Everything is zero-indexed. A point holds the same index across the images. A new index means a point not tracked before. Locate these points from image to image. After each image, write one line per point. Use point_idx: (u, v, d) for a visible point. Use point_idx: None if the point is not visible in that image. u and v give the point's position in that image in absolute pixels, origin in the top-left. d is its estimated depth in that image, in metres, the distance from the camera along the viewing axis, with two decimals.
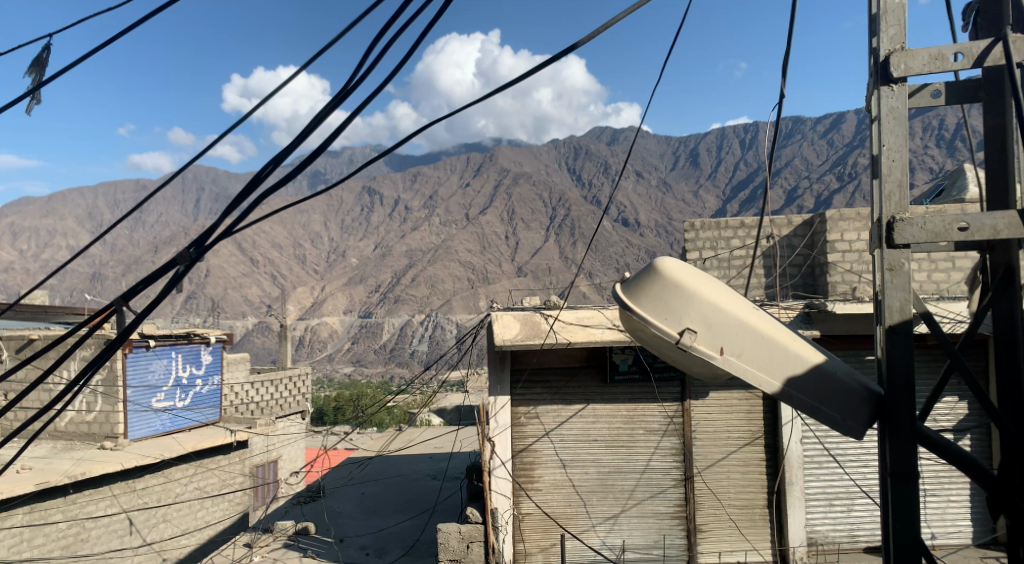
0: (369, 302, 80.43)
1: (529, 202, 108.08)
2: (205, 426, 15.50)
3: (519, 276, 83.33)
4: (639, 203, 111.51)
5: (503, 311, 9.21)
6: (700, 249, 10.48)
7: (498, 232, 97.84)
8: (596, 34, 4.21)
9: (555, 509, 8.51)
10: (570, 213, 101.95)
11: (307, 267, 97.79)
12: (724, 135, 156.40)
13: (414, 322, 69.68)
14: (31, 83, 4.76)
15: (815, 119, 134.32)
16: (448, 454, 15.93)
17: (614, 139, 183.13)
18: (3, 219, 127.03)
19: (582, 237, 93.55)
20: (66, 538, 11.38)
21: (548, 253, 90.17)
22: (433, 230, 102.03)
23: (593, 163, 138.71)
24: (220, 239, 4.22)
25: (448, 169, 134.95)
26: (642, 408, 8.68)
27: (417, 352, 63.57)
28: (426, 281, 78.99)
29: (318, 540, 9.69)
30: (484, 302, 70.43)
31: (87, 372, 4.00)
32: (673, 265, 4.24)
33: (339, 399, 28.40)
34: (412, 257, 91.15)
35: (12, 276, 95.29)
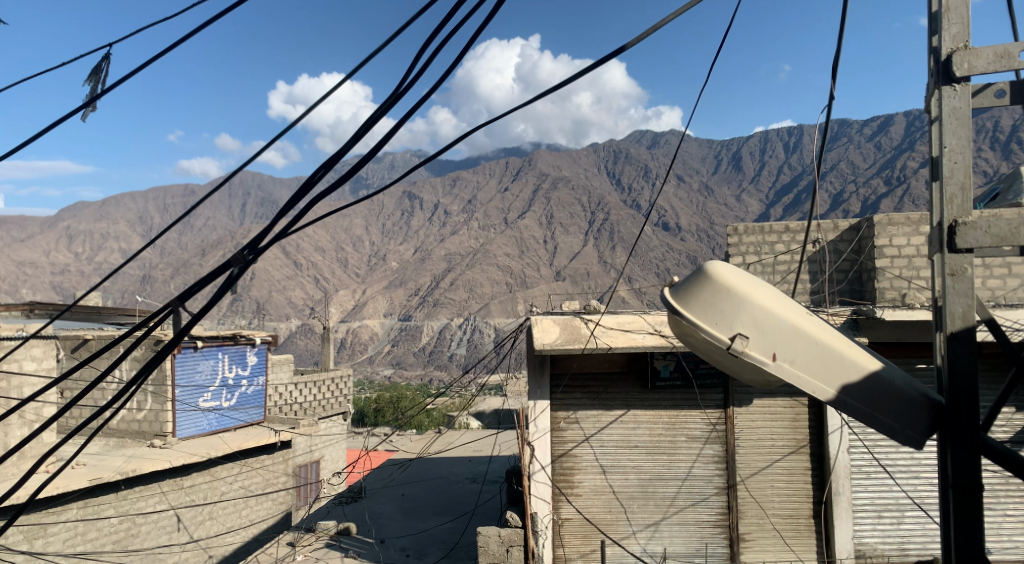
0: (409, 305, 81.06)
1: (567, 206, 108.04)
2: (250, 426, 15.80)
3: (558, 280, 83.22)
4: (680, 208, 110.49)
5: (543, 316, 9.17)
6: (744, 253, 10.35)
7: (536, 236, 97.99)
8: (640, 38, 4.24)
9: (596, 514, 8.46)
10: (609, 218, 101.63)
11: (349, 270, 99.22)
12: (767, 138, 153.96)
13: (453, 326, 70.30)
14: (92, 89, 4.98)
15: (862, 122, 131.48)
16: (488, 457, 15.98)
17: (654, 145, 181.83)
18: (60, 223, 131.83)
19: (622, 242, 93.18)
20: (117, 533, 11.71)
21: (586, 258, 89.98)
22: (472, 235, 102.55)
23: (633, 167, 137.94)
24: (272, 243, 4.33)
25: (487, 174, 135.71)
26: (684, 415, 8.59)
27: (456, 355, 64.10)
28: (465, 285, 79.40)
29: (360, 540, 9.82)
30: (523, 307, 70.56)
31: (149, 369, 4.13)
32: (723, 268, 4.21)
33: (380, 400, 28.79)
34: (452, 261, 91.80)
35: (68, 278, 98.81)
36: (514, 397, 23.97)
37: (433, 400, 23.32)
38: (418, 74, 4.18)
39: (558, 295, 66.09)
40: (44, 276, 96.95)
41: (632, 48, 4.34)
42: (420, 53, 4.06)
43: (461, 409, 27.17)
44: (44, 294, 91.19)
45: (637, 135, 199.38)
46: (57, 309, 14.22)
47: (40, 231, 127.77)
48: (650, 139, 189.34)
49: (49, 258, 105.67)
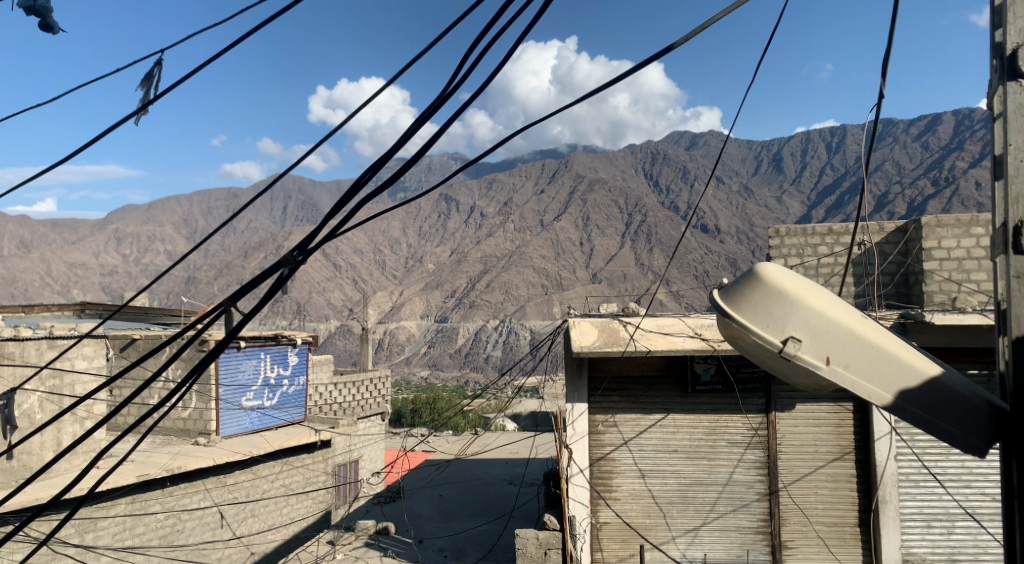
0: (445, 307, 81.47)
1: (603, 208, 107.65)
2: (291, 425, 16.01)
3: (593, 282, 83.06)
4: (718, 210, 109.25)
5: (579, 318, 9.17)
6: (786, 255, 10.20)
7: (572, 238, 97.83)
8: (688, 37, 4.19)
9: (635, 518, 8.40)
10: (646, 221, 100.99)
11: (386, 272, 100.17)
12: (809, 139, 151.53)
13: (489, 328, 70.56)
14: (146, 95, 5.10)
15: (909, 121, 128.67)
16: (526, 459, 15.96)
17: (692, 146, 179.98)
18: (109, 225, 135.78)
19: (660, 245, 92.55)
20: (163, 528, 11.95)
21: (623, 260, 89.57)
22: (508, 237, 102.75)
23: (670, 169, 136.69)
24: (323, 244, 4.42)
25: (523, 176, 135.74)
26: (725, 419, 8.49)
27: (492, 357, 64.52)
28: (501, 287, 79.50)
29: (399, 540, 9.88)
30: (560, 308, 70.50)
31: (205, 366, 4.21)
32: (775, 270, 4.15)
33: (416, 402, 29.01)
34: (487, 263, 91.84)
35: (116, 279, 101.74)
36: (552, 399, 23.96)
37: (471, 402, 23.42)
38: (464, 78, 4.19)
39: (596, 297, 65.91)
40: (94, 277, 99.72)
41: (681, 45, 4.28)
42: (468, 54, 4.05)
43: (497, 410, 27.28)
44: (93, 294, 93.99)
45: (675, 135, 197.68)
46: (107, 309, 14.62)
47: (90, 233, 131.68)
48: (688, 140, 187.59)
49: (98, 259, 108.78)
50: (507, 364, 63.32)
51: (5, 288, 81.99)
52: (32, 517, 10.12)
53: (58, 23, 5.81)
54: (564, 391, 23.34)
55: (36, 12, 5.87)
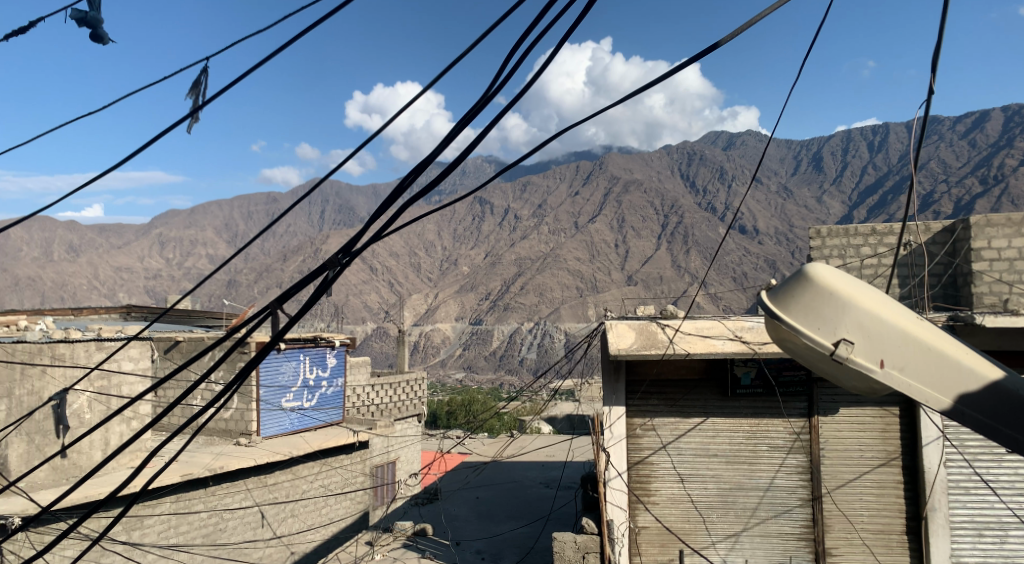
0: (480, 309, 81.64)
1: (639, 210, 107.10)
2: (330, 426, 16.19)
3: (629, 284, 82.80)
4: (757, 211, 107.66)
5: (617, 319, 9.12)
6: (827, 256, 10.03)
7: (607, 240, 97.41)
8: (738, 33, 4.09)
9: (674, 523, 8.32)
10: (682, 222, 100.08)
11: (422, 274, 100.86)
12: (850, 138, 148.89)
13: (523, 330, 70.65)
14: (194, 102, 5.21)
15: (955, 119, 125.71)
16: (563, 462, 15.93)
17: (729, 147, 177.71)
18: (152, 230, 139.18)
19: (697, 247, 91.88)
20: (206, 527, 12.15)
21: (659, 262, 88.97)
22: (542, 239, 102.73)
23: (707, 169, 135.15)
24: (367, 247, 4.47)
25: (558, 178, 135.56)
26: (766, 423, 8.37)
27: (527, 360, 64.84)
28: (535, 289, 79.49)
29: (436, 542, 9.91)
30: (595, 311, 70.28)
31: (255, 365, 4.28)
32: (828, 271, 4.13)
33: (452, 403, 29.18)
34: (522, 265, 91.79)
35: (160, 282, 104.12)
36: (588, 403, 23.88)
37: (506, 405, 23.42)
38: (505, 79, 4.17)
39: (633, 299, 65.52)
40: (138, 280, 102.27)
41: (724, 43, 4.22)
42: (513, 55, 4.05)
43: (533, 413, 27.27)
44: (138, 297, 96.34)
45: (711, 136, 195.86)
46: (154, 311, 15.01)
47: (134, 237, 135.13)
48: (726, 141, 185.37)
49: (143, 263, 111.44)
50: (543, 366, 63.50)
51: (55, 291, 84.58)
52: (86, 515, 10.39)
53: (108, 34, 5.99)
54: (599, 395, 23.22)
55: (86, 23, 6.06)
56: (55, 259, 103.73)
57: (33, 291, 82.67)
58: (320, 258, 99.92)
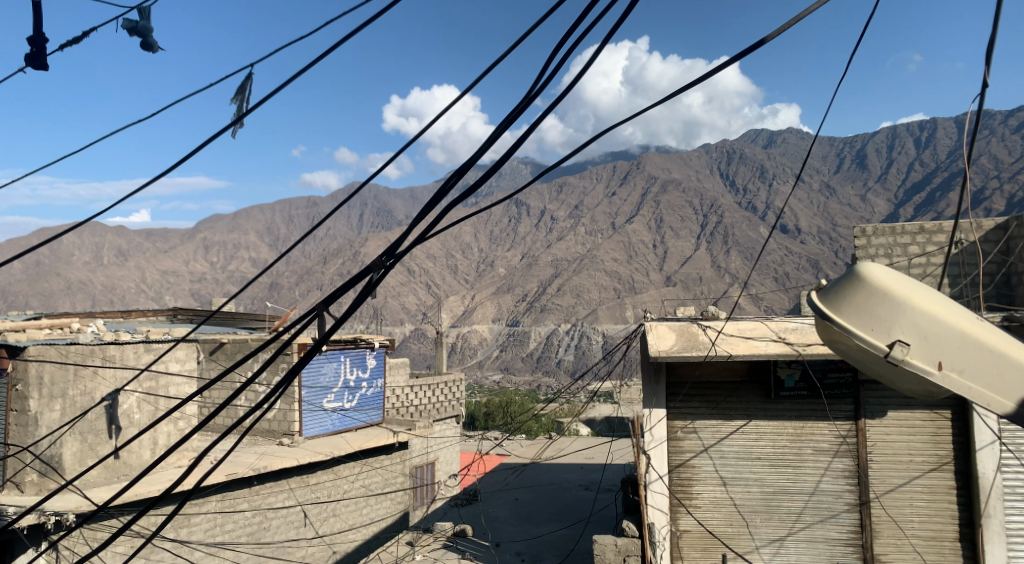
0: (517, 310, 81.68)
1: (677, 210, 106.12)
2: (370, 426, 16.37)
3: (668, 285, 82.11)
4: (798, 210, 105.77)
5: (657, 321, 9.10)
6: (873, 255, 9.84)
7: (645, 240, 96.71)
8: (785, 30, 4.05)
9: (717, 527, 8.32)
10: (721, 222, 98.96)
11: (459, 276, 101.26)
12: (896, 134, 145.22)
13: (561, 332, 70.67)
14: (239, 109, 5.31)
15: (1008, 113, 121.71)
16: (602, 465, 15.88)
17: (770, 144, 174.86)
18: (197, 234, 142.46)
19: (737, 247, 90.71)
20: (250, 526, 12.37)
21: (699, 262, 88.04)
22: (579, 240, 102.40)
23: (747, 168, 133.35)
24: (411, 248, 4.51)
25: (594, 178, 135.00)
26: (810, 427, 8.35)
27: (564, 361, 64.95)
28: (572, 290, 79.27)
29: (476, 543, 9.95)
30: (633, 312, 70.02)
31: (305, 365, 4.35)
32: (883, 275, 4.59)
33: (490, 405, 29.25)
34: (559, 267, 91.66)
35: (205, 285, 106.51)
36: (626, 406, 23.81)
37: (545, 406, 23.39)
38: (548, 81, 4.16)
39: (673, 300, 64.98)
40: (184, 283, 104.77)
41: (771, 41, 4.17)
42: (556, 56, 4.02)
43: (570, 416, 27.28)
44: (184, 300, 98.68)
45: (751, 134, 192.94)
46: (200, 313, 15.34)
47: (180, 241, 138.47)
48: (766, 139, 182.55)
49: (188, 266, 114.09)
50: (580, 368, 63.54)
51: (105, 294, 87.28)
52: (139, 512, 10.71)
53: (158, 43, 6.19)
54: (638, 397, 23.15)
55: (138, 32, 6.26)
56: (106, 262, 107.06)
57: (84, 295, 85.42)
58: (359, 260, 101.10)
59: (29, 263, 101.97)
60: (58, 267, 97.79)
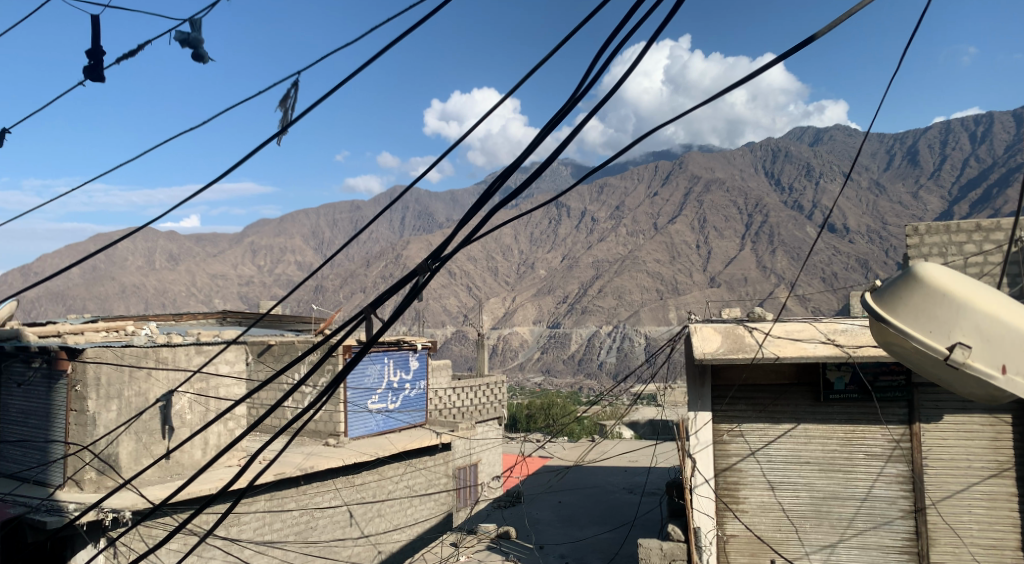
0: (558, 312, 81.49)
1: (721, 209, 104.80)
2: (413, 427, 16.50)
3: (712, 287, 81.05)
4: (847, 209, 103.23)
5: (702, 322, 9.05)
6: (926, 254, 9.57)
7: (688, 241, 95.63)
8: (836, 25, 4.01)
9: (765, 532, 8.36)
10: (766, 221, 97.33)
11: (500, 278, 101.15)
12: (950, 129, 140.62)
13: (602, 334, 70.51)
14: (282, 116, 5.42)
15: None
16: (646, 469, 15.71)
17: (816, 142, 171.13)
18: (244, 238, 145.58)
19: (782, 248, 89.26)
20: (299, 524, 12.62)
21: (744, 262, 86.72)
22: (620, 241, 101.62)
23: (793, 167, 130.87)
24: (457, 251, 4.54)
25: (635, 179, 134.05)
26: (862, 430, 8.32)
27: (606, 364, 64.92)
28: (614, 292, 78.81)
29: (520, 545, 10.01)
30: (676, 314, 69.44)
31: (355, 367, 4.35)
32: (938, 275, 4.81)
33: (532, 407, 29.29)
34: (600, 268, 91.24)
35: (253, 289, 108.95)
36: (670, 408, 23.62)
37: (587, 408, 23.31)
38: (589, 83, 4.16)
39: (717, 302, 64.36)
40: (232, 286, 107.24)
41: (823, 36, 4.15)
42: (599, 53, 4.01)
43: (613, 419, 27.18)
44: (232, 303, 100.96)
45: (797, 133, 188.86)
46: (249, 315, 15.70)
47: (228, 245, 141.86)
48: (812, 137, 178.79)
49: (237, 270, 116.60)
50: (623, 370, 63.34)
51: (157, 298, 89.79)
52: (194, 509, 11.02)
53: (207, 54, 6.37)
54: (682, 399, 22.96)
55: (190, 44, 6.45)
56: (158, 267, 110.30)
57: (137, 299, 88.20)
58: (401, 263, 102.03)
59: (86, 268, 105.66)
60: (113, 272, 101.16)
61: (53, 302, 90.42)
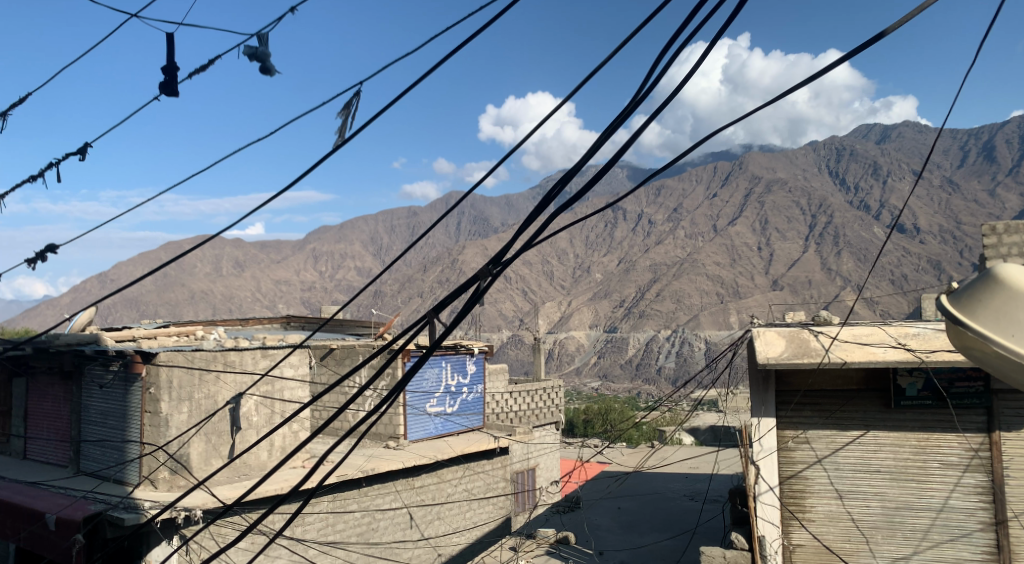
0: (614, 315, 80.83)
1: (784, 210, 102.47)
2: (471, 431, 16.62)
3: (774, 290, 79.22)
4: (918, 208, 99.28)
5: (765, 326, 8.84)
6: (1005, 255, 9.15)
7: (749, 244, 93.80)
8: (904, 21, 3.97)
9: (834, 542, 8.16)
10: (832, 222, 94.66)
11: (555, 282, 100.82)
12: None
13: (660, 338, 69.88)
14: (344, 126, 5.56)
15: None
16: (708, 474, 15.46)
17: (883, 139, 165.14)
18: (306, 245, 149.36)
19: (849, 249, 86.55)
20: (360, 527, 12.84)
21: (807, 265, 84.36)
22: (679, 244, 100.16)
23: (859, 165, 126.56)
24: (518, 254, 4.56)
25: (693, 180, 132.08)
26: (937, 438, 8.02)
27: (665, 368, 64.37)
28: (672, 297, 77.76)
29: (579, 550, 9.99)
30: (738, 318, 68.27)
31: (417, 372, 4.38)
32: (1014, 276, 4.68)
33: (588, 412, 29.23)
34: (657, 271, 90.10)
35: (314, 294, 111.70)
36: (732, 414, 23.14)
37: (646, 414, 23.16)
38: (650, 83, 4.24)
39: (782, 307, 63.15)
40: (296, 292, 110.33)
41: (891, 32, 4.09)
42: (661, 54, 4.08)
43: (673, 425, 26.82)
44: (295, 308, 103.69)
45: (865, 130, 182.66)
46: (310, 319, 16.06)
47: (291, 252, 145.73)
48: (879, 135, 172.75)
49: (300, 276, 119.70)
50: (682, 376, 62.66)
51: (224, 303, 93.03)
52: (264, 510, 11.40)
53: (273, 66, 6.59)
54: (745, 405, 22.51)
55: (258, 57, 6.68)
56: (225, 273, 114.03)
57: (206, 304, 91.57)
58: (458, 268, 102.87)
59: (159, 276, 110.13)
60: (183, 278, 105.29)
61: (128, 307, 94.71)
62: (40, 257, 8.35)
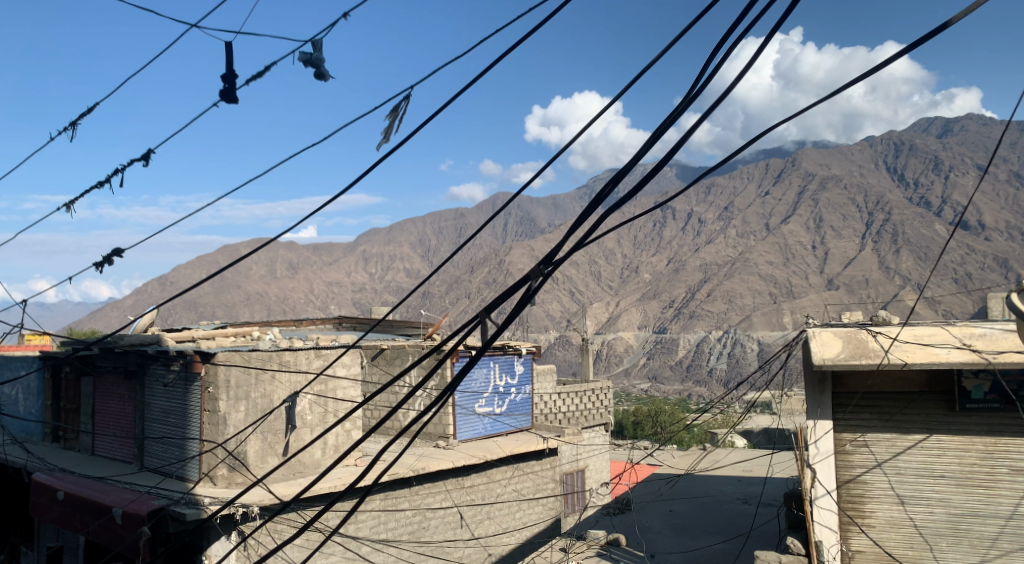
0: (664, 316, 79.98)
1: (839, 208, 100.00)
2: (519, 431, 16.65)
3: (829, 289, 77.25)
4: (982, 204, 95.48)
5: (821, 327, 8.62)
6: None
7: (803, 242, 91.77)
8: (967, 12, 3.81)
9: (896, 548, 7.93)
10: (889, 220, 91.74)
11: (603, 283, 100.23)
12: None
13: (711, 339, 68.92)
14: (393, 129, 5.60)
15: None
16: (761, 478, 15.16)
17: (945, 133, 159.25)
18: (357, 247, 152.03)
19: (908, 247, 83.82)
20: (412, 525, 13.01)
21: (864, 264, 82.04)
22: (729, 243, 98.40)
23: (917, 161, 122.33)
24: (568, 253, 4.53)
25: (744, 179, 129.81)
26: (1006, 443, 7.69)
27: (716, 370, 63.42)
28: (723, 297, 76.47)
29: (630, 553, 9.92)
30: (792, 319, 66.78)
31: (467, 373, 4.36)
32: None
33: (639, 414, 29.04)
34: (708, 271, 88.83)
35: (364, 295, 113.36)
36: (787, 417, 22.78)
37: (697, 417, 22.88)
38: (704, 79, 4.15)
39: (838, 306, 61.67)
40: (347, 293, 112.44)
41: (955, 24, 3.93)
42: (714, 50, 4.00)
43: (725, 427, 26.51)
44: (346, 309, 105.55)
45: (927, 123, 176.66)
46: (362, 320, 16.36)
47: (342, 254, 148.37)
48: (942, 128, 166.85)
49: (350, 278, 121.75)
50: (734, 377, 61.54)
51: (279, 305, 95.48)
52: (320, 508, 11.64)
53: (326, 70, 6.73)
54: (801, 407, 22.07)
55: (312, 63, 6.84)
56: (279, 275, 116.78)
57: (261, 306, 94.12)
58: (505, 269, 103.06)
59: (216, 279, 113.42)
60: (239, 280, 108.42)
61: (187, 309, 97.76)
62: (108, 260, 8.70)
